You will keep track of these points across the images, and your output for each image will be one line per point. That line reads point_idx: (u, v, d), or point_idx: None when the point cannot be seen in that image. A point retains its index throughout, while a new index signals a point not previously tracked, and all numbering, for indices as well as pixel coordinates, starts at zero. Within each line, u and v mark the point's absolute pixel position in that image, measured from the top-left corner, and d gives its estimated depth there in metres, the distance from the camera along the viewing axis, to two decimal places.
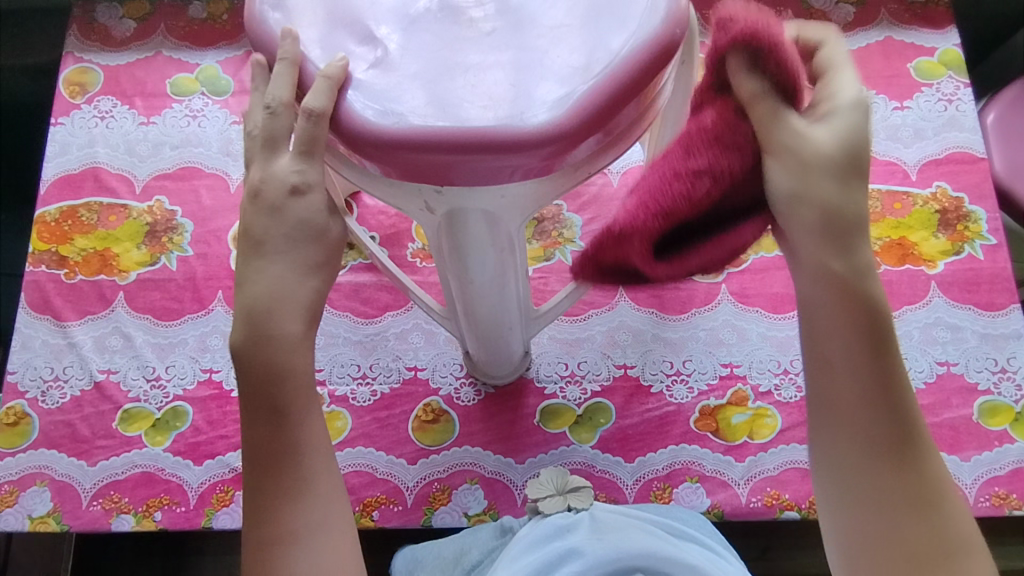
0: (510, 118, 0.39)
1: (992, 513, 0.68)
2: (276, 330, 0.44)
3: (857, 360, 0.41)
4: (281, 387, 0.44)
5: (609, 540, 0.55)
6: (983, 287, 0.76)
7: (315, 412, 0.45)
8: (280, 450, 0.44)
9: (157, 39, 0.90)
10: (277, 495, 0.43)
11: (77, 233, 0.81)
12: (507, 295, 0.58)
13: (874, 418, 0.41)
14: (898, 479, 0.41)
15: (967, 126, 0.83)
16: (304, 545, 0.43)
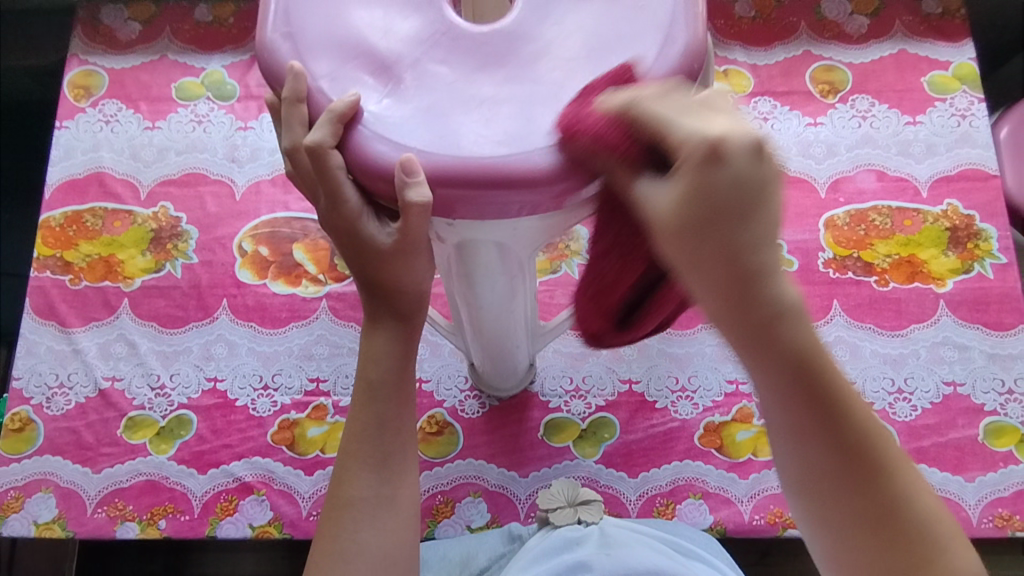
0: (524, 153, 0.38)
1: (995, 534, 0.68)
2: (386, 329, 0.47)
3: (794, 398, 0.33)
4: (381, 375, 0.47)
5: (618, 556, 0.55)
6: (992, 307, 0.76)
7: (408, 404, 0.48)
8: (373, 428, 0.47)
9: (162, 42, 0.89)
10: (360, 463, 0.47)
11: (82, 238, 0.81)
12: (513, 316, 0.58)
13: (825, 452, 0.33)
14: (866, 514, 0.34)
15: (979, 142, 0.82)
16: (373, 515, 0.47)
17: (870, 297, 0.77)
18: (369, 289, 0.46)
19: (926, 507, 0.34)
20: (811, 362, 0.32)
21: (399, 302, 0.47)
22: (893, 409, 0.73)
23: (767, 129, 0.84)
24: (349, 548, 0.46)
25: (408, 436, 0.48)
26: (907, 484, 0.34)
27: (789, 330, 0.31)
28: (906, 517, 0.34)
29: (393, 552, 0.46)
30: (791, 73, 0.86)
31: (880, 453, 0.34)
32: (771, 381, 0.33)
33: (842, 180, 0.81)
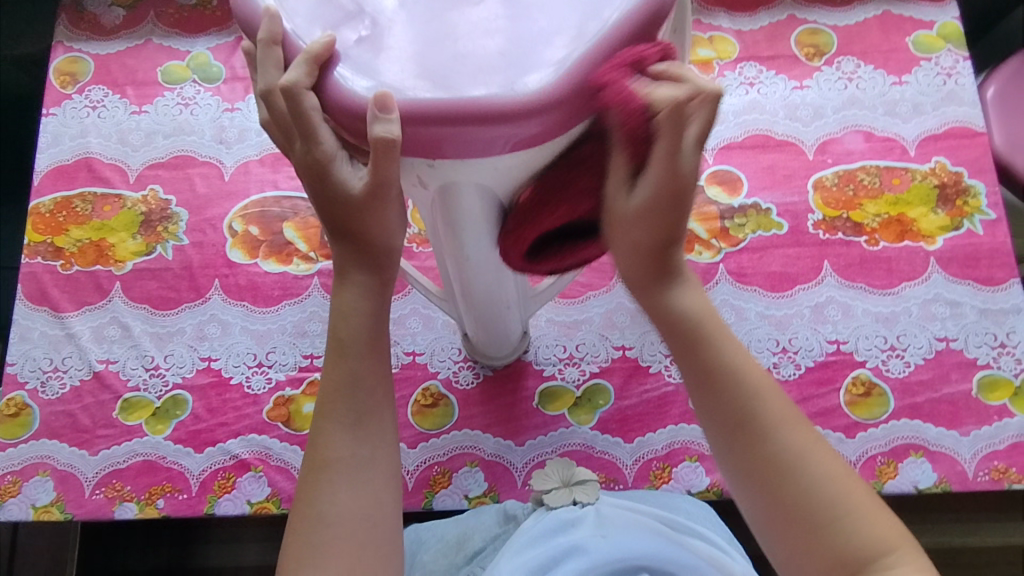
0: (504, 88, 0.39)
1: (991, 487, 0.68)
2: (357, 282, 0.48)
3: (696, 362, 0.46)
4: (354, 330, 0.47)
5: (614, 537, 0.56)
6: (982, 263, 0.76)
7: (382, 358, 0.48)
8: (347, 386, 0.47)
9: (146, 27, 0.89)
10: (335, 423, 0.47)
11: (73, 224, 0.81)
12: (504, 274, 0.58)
13: (720, 419, 0.45)
14: (764, 463, 0.44)
15: (966, 100, 0.82)
16: (349, 476, 0.46)
17: (860, 256, 0.77)
18: (343, 237, 0.46)
19: (825, 482, 0.43)
20: (705, 334, 0.46)
21: (370, 252, 0.47)
22: (886, 366, 0.73)
23: (753, 94, 0.84)
24: (326, 510, 0.46)
25: (383, 395, 0.48)
26: (796, 438, 0.44)
27: (687, 301, 0.46)
28: (799, 489, 0.43)
29: (372, 512, 0.46)
30: (776, 37, 0.86)
31: (767, 429, 0.44)
32: (678, 351, 0.46)
33: (830, 141, 0.81)
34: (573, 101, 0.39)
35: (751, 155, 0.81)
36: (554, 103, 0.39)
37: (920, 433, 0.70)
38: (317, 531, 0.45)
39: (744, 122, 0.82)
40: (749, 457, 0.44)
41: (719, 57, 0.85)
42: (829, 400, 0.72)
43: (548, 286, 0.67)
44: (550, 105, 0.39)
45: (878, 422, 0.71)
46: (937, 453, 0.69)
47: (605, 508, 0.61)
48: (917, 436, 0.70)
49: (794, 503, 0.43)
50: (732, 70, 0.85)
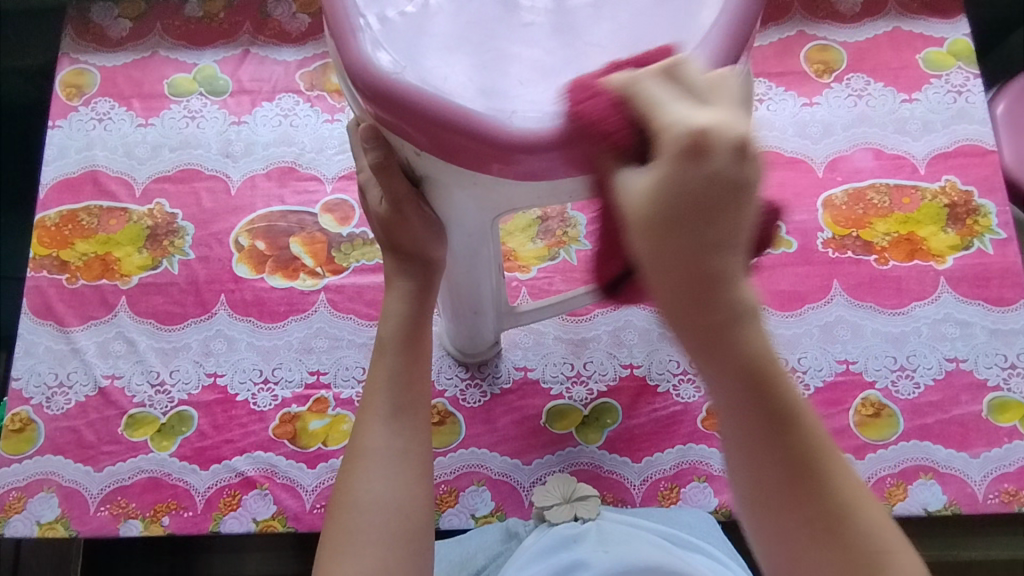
0: (498, 114, 0.40)
1: (1001, 509, 0.68)
2: (399, 288, 0.54)
3: (753, 403, 0.37)
4: (395, 332, 0.53)
5: (616, 552, 0.55)
6: (993, 282, 0.76)
7: (420, 358, 0.54)
8: (387, 380, 0.52)
9: (153, 39, 0.89)
10: (372, 415, 0.51)
11: (78, 238, 0.81)
12: (483, 280, 0.60)
13: (783, 469, 0.38)
14: (816, 522, 0.39)
15: (976, 118, 0.81)
16: (383, 467, 0.50)
17: (870, 276, 0.76)
18: (392, 246, 0.53)
19: (875, 529, 0.40)
20: (774, 377, 0.37)
21: (412, 258, 0.53)
22: (896, 387, 0.72)
23: (762, 111, 0.83)
24: (360, 498, 0.49)
25: (417, 392, 0.53)
26: (855, 492, 0.40)
27: (749, 342, 0.36)
28: (855, 534, 0.39)
29: (403, 503, 0.49)
30: (785, 53, 0.86)
31: (835, 482, 0.39)
32: (737, 393, 0.37)
33: (839, 159, 0.81)
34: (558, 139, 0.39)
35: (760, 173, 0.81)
36: (537, 145, 0.39)
37: (930, 455, 0.70)
38: (355, 518, 0.49)
39: None
40: (799, 523, 0.39)
41: None
42: (839, 421, 0.71)
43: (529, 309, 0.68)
44: (532, 143, 0.39)
45: (887, 443, 0.70)
46: (946, 475, 0.69)
47: (606, 525, 0.61)
48: (926, 457, 0.70)
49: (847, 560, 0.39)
50: None
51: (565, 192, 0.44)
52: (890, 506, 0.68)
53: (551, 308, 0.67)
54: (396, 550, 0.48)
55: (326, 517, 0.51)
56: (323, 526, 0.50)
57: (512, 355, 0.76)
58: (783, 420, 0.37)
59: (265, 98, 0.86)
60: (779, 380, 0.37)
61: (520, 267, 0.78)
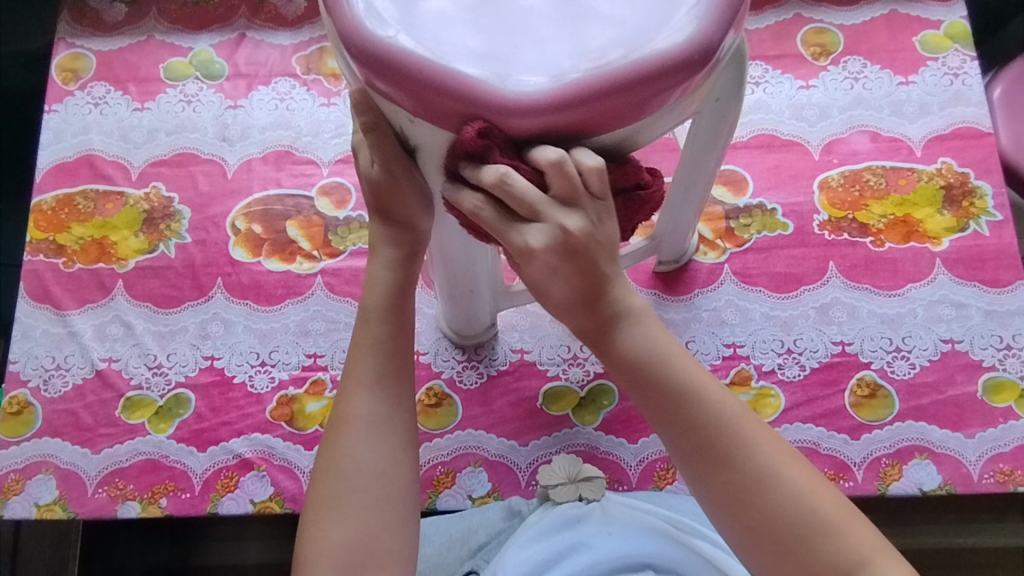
0: (493, 78, 0.40)
1: (996, 489, 0.68)
2: (383, 255, 0.54)
3: (650, 406, 0.46)
4: (381, 300, 0.53)
5: (620, 535, 0.54)
6: (988, 264, 0.76)
7: (404, 327, 0.54)
8: (369, 347, 0.52)
9: (149, 23, 0.89)
10: (358, 383, 0.51)
11: (74, 221, 0.81)
12: (476, 255, 0.60)
13: (686, 445, 0.45)
14: (737, 490, 0.44)
15: (973, 101, 0.81)
16: (368, 435, 0.51)
17: (866, 257, 0.76)
18: (381, 210, 0.53)
19: (793, 500, 0.43)
20: (647, 374, 0.46)
21: (400, 225, 0.53)
22: (891, 368, 0.73)
23: (759, 94, 0.83)
24: (344, 463, 0.50)
25: (397, 359, 0.53)
26: (768, 461, 0.44)
27: (633, 341, 0.46)
28: (778, 502, 0.43)
29: (386, 468, 0.50)
30: (782, 36, 0.85)
31: (741, 459, 0.44)
32: (642, 399, 0.47)
33: (835, 142, 0.81)
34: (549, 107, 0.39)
35: (756, 155, 0.81)
36: (529, 111, 0.39)
37: (925, 435, 0.70)
38: (341, 483, 0.49)
39: (749, 122, 0.82)
40: (725, 492, 0.44)
41: None
42: (834, 401, 0.72)
43: (528, 288, 0.69)
44: (526, 108, 0.39)
45: (883, 424, 0.70)
46: (941, 456, 0.69)
47: (612, 507, 0.61)
48: (922, 438, 0.70)
49: (775, 530, 0.43)
50: None
51: None
52: (884, 486, 0.68)
53: None
54: (382, 514, 0.49)
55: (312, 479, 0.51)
56: (308, 487, 0.51)
57: (509, 337, 0.76)
58: (682, 419, 0.45)
59: (261, 82, 0.86)
60: (673, 363, 0.46)
61: None
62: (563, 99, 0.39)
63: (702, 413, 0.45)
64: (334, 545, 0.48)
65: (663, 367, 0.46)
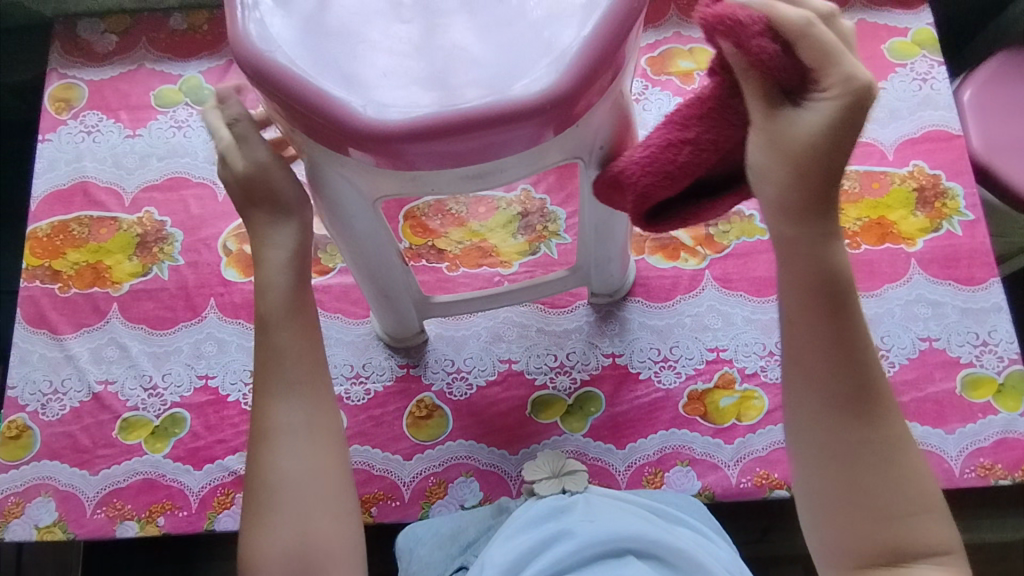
0: (363, 103, 0.42)
1: (977, 483, 0.70)
2: (270, 259, 0.54)
3: (835, 326, 0.47)
4: (271, 306, 0.54)
5: (601, 521, 0.55)
6: (963, 263, 0.78)
7: (307, 329, 0.55)
8: (274, 357, 0.54)
9: (139, 52, 0.91)
10: (268, 396, 0.53)
11: (70, 247, 0.82)
12: (390, 266, 0.63)
13: (830, 391, 0.47)
14: (854, 451, 0.47)
15: (942, 104, 0.84)
16: (292, 443, 0.52)
17: None
18: (268, 201, 0.54)
19: (903, 487, 0.47)
20: (849, 301, 0.48)
21: (281, 219, 0.54)
22: None
23: None
24: (274, 474, 0.52)
25: (307, 359, 0.54)
26: (899, 437, 0.48)
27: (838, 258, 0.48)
28: (885, 473, 0.47)
29: (316, 468, 0.52)
30: None
31: (892, 421, 0.48)
32: (806, 300, 0.48)
33: None
34: (418, 132, 0.42)
35: None
36: (403, 133, 0.42)
37: (906, 432, 0.72)
38: (269, 497, 0.51)
39: None
40: (840, 446, 0.47)
41: (699, 68, 0.87)
42: None
43: (505, 292, 0.72)
44: (394, 133, 0.42)
45: None
46: (923, 452, 0.71)
47: (594, 497, 0.61)
48: None
49: (868, 500, 0.47)
50: None
51: (449, 180, 0.46)
52: None
53: (527, 290, 0.71)
54: (319, 517, 0.51)
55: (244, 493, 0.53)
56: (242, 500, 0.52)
57: (496, 348, 0.77)
58: (864, 359, 0.48)
59: None
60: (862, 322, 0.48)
61: (501, 262, 0.79)
62: (422, 129, 0.42)
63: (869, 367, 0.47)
64: (272, 553, 0.50)
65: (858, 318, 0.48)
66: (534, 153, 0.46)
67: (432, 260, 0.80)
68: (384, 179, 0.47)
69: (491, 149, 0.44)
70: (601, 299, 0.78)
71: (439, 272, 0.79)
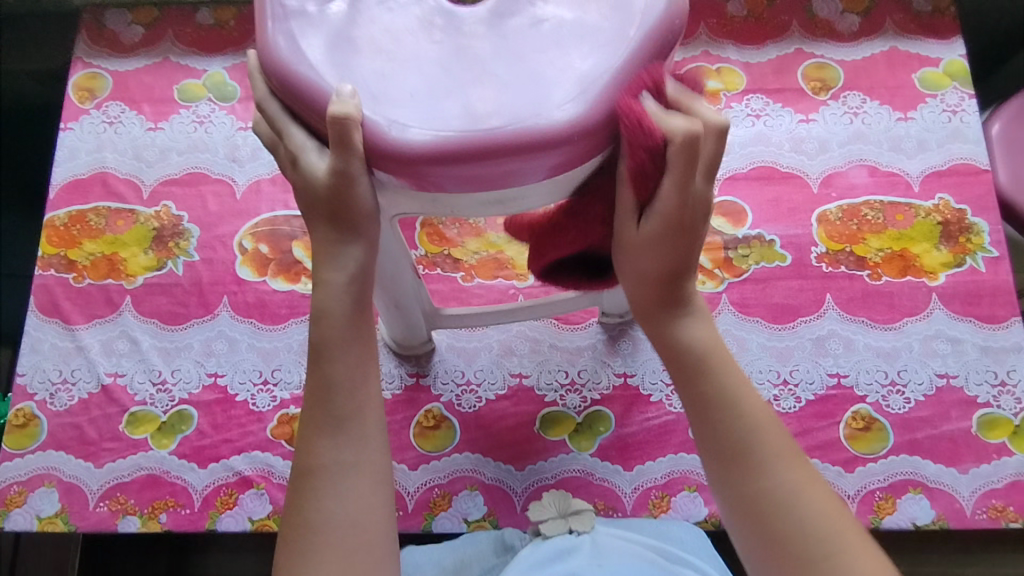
0: (387, 124, 0.42)
1: (988, 525, 0.68)
2: (330, 281, 0.46)
3: (693, 393, 0.50)
4: (326, 335, 0.46)
5: (610, 566, 0.54)
6: (984, 300, 0.76)
7: (365, 361, 0.47)
8: (322, 390, 0.46)
9: (165, 45, 0.91)
10: (315, 430, 0.46)
11: (86, 237, 0.82)
12: (401, 279, 0.63)
13: (715, 440, 0.49)
14: (753, 493, 0.47)
15: (971, 138, 0.83)
16: (341, 483, 0.45)
17: (863, 291, 0.77)
18: (330, 217, 0.45)
19: (818, 526, 0.46)
20: (713, 367, 0.50)
21: (345, 238, 0.46)
22: (886, 402, 0.73)
23: (760, 126, 0.85)
24: (315, 519, 0.45)
25: (369, 391, 0.47)
26: (794, 478, 0.47)
27: (697, 334, 0.50)
28: (793, 519, 0.47)
29: (364, 516, 0.45)
30: (783, 71, 0.87)
31: (773, 468, 0.48)
32: (677, 379, 0.51)
33: (834, 175, 0.82)
34: (453, 157, 0.41)
35: (755, 187, 0.82)
36: (437, 158, 0.42)
37: (919, 470, 0.70)
38: (308, 540, 0.44)
39: (750, 154, 0.83)
40: (745, 490, 0.48)
41: (727, 88, 0.86)
42: (829, 433, 0.72)
43: (521, 307, 0.71)
44: (429, 157, 0.41)
45: (877, 457, 0.71)
46: (935, 490, 0.69)
47: (602, 539, 0.59)
48: (915, 472, 0.70)
49: (787, 536, 0.46)
50: (739, 102, 0.86)
51: (492, 202, 0.45)
52: (878, 520, 0.68)
53: (543, 307, 0.71)
54: (358, 567, 0.44)
55: (280, 537, 0.46)
56: (278, 543, 0.46)
57: (508, 362, 0.77)
58: (733, 420, 0.48)
59: None
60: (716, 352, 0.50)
61: (518, 275, 0.79)
62: (448, 152, 0.41)
63: (722, 396, 0.49)
64: None
65: (727, 368, 0.50)
66: (558, 181, 0.45)
67: (447, 269, 0.79)
68: (407, 198, 0.46)
69: (515, 175, 0.43)
70: (611, 320, 0.78)
71: (454, 281, 0.79)
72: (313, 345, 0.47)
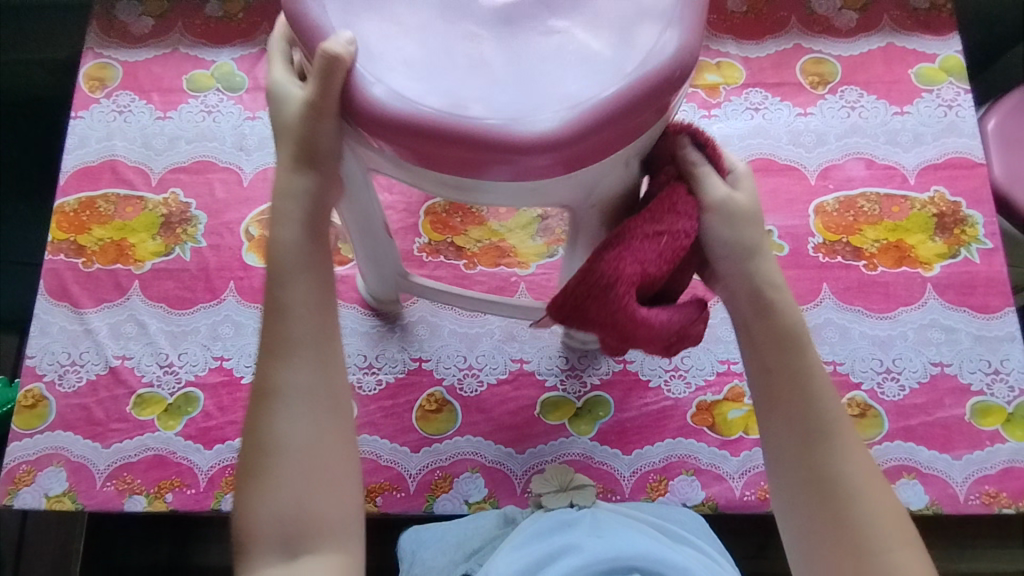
0: (398, 101, 0.45)
1: (981, 510, 0.69)
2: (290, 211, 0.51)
3: (778, 384, 0.52)
4: (286, 260, 0.51)
5: (609, 538, 0.54)
6: (979, 290, 0.78)
7: (320, 289, 0.51)
8: (279, 311, 0.50)
9: (174, 36, 0.93)
10: (269, 349, 0.50)
11: (95, 223, 0.84)
12: (374, 234, 0.66)
13: (792, 430, 0.52)
14: (814, 477, 0.50)
15: (965, 132, 0.84)
16: (292, 403, 0.49)
17: (859, 280, 0.79)
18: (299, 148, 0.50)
19: (873, 517, 0.49)
20: (799, 362, 0.52)
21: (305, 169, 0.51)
22: (882, 389, 0.74)
23: (759, 119, 0.86)
24: (268, 434, 0.48)
25: (326, 318, 0.51)
26: (856, 470, 0.51)
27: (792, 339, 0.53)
28: (852, 509, 0.49)
29: (317, 434, 0.48)
30: (781, 65, 0.88)
31: (841, 461, 0.51)
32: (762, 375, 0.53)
33: (831, 168, 0.83)
34: (458, 132, 0.44)
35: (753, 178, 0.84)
36: (443, 132, 0.44)
37: (913, 455, 0.71)
38: (263, 452, 0.48)
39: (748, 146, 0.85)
40: (802, 473, 0.51)
41: (726, 82, 0.88)
42: None
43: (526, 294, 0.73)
44: (433, 134, 0.44)
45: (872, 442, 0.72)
46: (929, 476, 0.71)
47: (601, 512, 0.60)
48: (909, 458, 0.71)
49: (848, 527, 0.49)
50: (739, 95, 0.87)
51: (474, 189, 0.48)
52: None
53: None
54: (313, 480, 0.48)
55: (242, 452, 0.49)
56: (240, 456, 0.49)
57: (509, 347, 0.78)
58: (810, 409, 0.51)
59: None
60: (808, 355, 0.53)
61: (519, 263, 0.80)
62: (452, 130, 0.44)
63: (799, 386, 0.52)
64: (267, 515, 0.47)
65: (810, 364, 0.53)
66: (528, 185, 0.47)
67: (451, 256, 0.81)
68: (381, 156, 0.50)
69: (484, 167, 0.45)
70: None
71: (457, 268, 0.80)
72: (275, 271, 0.51)
